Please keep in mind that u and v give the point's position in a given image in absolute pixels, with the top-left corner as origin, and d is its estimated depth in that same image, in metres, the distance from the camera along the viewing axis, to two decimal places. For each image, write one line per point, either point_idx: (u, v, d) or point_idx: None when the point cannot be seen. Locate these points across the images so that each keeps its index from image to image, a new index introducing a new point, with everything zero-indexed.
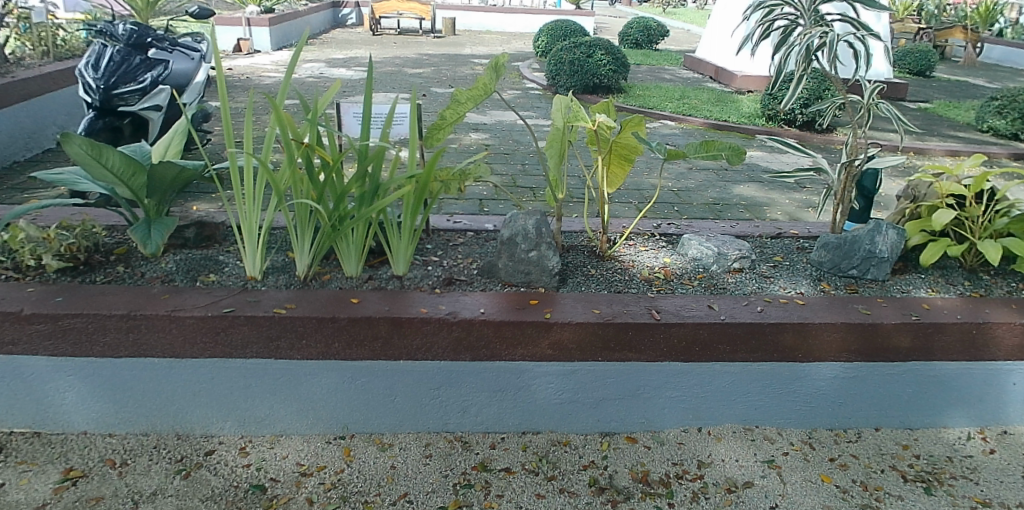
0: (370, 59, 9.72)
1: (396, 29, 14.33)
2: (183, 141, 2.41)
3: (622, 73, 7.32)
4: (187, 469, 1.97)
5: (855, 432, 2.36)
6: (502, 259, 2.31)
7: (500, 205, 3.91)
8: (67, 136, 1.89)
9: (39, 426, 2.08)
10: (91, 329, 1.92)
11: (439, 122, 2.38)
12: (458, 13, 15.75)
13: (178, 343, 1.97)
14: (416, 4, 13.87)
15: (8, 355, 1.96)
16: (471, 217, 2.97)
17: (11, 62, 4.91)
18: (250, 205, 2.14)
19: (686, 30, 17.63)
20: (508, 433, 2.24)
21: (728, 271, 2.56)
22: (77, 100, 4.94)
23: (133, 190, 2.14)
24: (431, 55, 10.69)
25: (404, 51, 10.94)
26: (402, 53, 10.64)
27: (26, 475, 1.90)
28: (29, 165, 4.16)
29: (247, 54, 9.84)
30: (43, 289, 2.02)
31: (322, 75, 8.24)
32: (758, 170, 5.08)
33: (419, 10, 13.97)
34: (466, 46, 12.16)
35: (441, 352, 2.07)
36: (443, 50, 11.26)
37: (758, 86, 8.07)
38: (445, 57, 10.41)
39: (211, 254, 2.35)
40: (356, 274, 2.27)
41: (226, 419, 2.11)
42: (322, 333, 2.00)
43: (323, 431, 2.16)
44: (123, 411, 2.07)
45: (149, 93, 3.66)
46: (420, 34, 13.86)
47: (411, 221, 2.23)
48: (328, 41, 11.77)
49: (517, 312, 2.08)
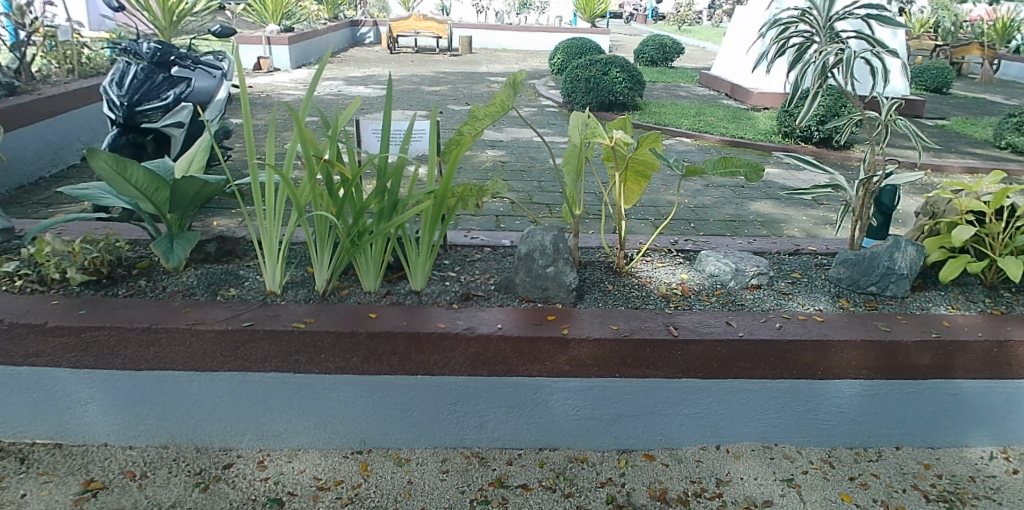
0: (389, 77, 9.83)
1: (413, 47, 14.43)
2: (206, 157, 2.39)
3: (637, 90, 7.33)
4: (206, 482, 1.98)
5: (876, 451, 2.34)
6: (520, 275, 2.31)
7: (517, 221, 3.93)
8: (94, 151, 1.92)
9: (60, 438, 2.09)
10: (113, 343, 1.95)
11: (456, 137, 2.36)
12: (474, 32, 15.87)
13: (199, 357, 1.99)
14: (434, 22, 13.89)
15: (32, 366, 1.99)
16: (488, 233, 2.96)
17: (38, 79, 5.00)
18: (270, 220, 2.13)
19: (701, 48, 17.67)
20: (525, 450, 2.24)
21: (746, 288, 2.56)
22: (101, 116, 5.02)
23: (155, 205, 2.14)
24: (449, 72, 10.77)
25: (422, 69, 11.03)
26: (419, 71, 10.74)
27: (47, 487, 1.92)
28: (54, 181, 4.23)
29: (267, 72, 9.97)
30: (67, 303, 2.03)
31: (341, 93, 8.33)
32: (774, 187, 5.06)
33: (436, 28, 13.97)
34: (483, 64, 12.24)
35: (459, 367, 2.09)
36: (459, 69, 11.34)
37: (774, 103, 8.05)
38: (462, 75, 10.47)
39: (232, 268, 2.34)
40: (375, 290, 2.27)
41: (245, 432, 2.11)
42: (341, 348, 2.02)
43: (340, 446, 2.16)
44: (143, 423, 2.08)
45: (173, 111, 3.62)
46: (437, 52, 14.00)
47: (430, 236, 2.24)
48: (347, 60, 11.87)
49: (534, 328, 2.10)
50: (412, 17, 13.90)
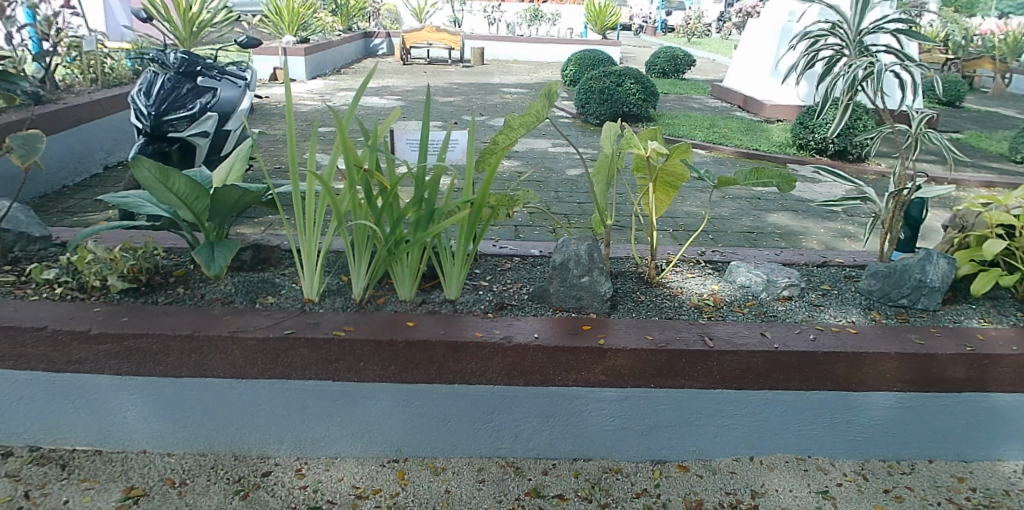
0: (403, 88, 9.90)
1: (426, 58, 14.51)
2: (245, 165, 2.32)
3: (651, 102, 7.37)
4: (245, 490, 1.98)
5: (909, 464, 2.33)
6: (554, 284, 2.32)
7: (536, 232, 3.94)
8: (138, 159, 1.93)
9: (100, 445, 2.10)
10: (156, 350, 1.96)
11: (490, 146, 2.33)
12: (486, 43, 15.98)
13: (240, 364, 2.00)
14: (447, 34, 13.95)
15: (75, 373, 2.00)
16: (516, 242, 2.97)
17: (63, 89, 5.04)
18: (310, 228, 2.13)
19: (711, 60, 17.73)
20: (559, 460, 2.23)
21: (777, 299, 2.56)
22: (124, 125, 5.06)
23: (194, 213, 2.13)
24: (462, 83, 10.84)
25: (436, 81, 11.09)
26: (434, 82, 10.81)
27: (88, 493, 1.92)
28: (79, 189, 4.26)
29: (283, 84, 10.06)
30: (109, 310, 2.05)
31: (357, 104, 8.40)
32: (791, 199, 5.08)
33: (450, 39, 14.07)
34: (495, 75, 12.31)
35: (495, 377, 2.09)
36: (473, 80, 11.40)
37: (787, 115, 8.08)
38: (475, 86, 10.53)
39: (268, 276, 2.34)
40: (410, 298, 2.28)
41: (282, 440, 2.11)
42: (380, 356, 2.03)
43: (377, 454, 2.17)
44: (182, 430, 2.08)
45: (199, 120, 3.63)
46: (450, 64, 14.09)
47: (465, 246, 2.25)
48: (361, 72, 11.95)
49: (570, 337, 2.11)
50: (425, 29, 13.96)
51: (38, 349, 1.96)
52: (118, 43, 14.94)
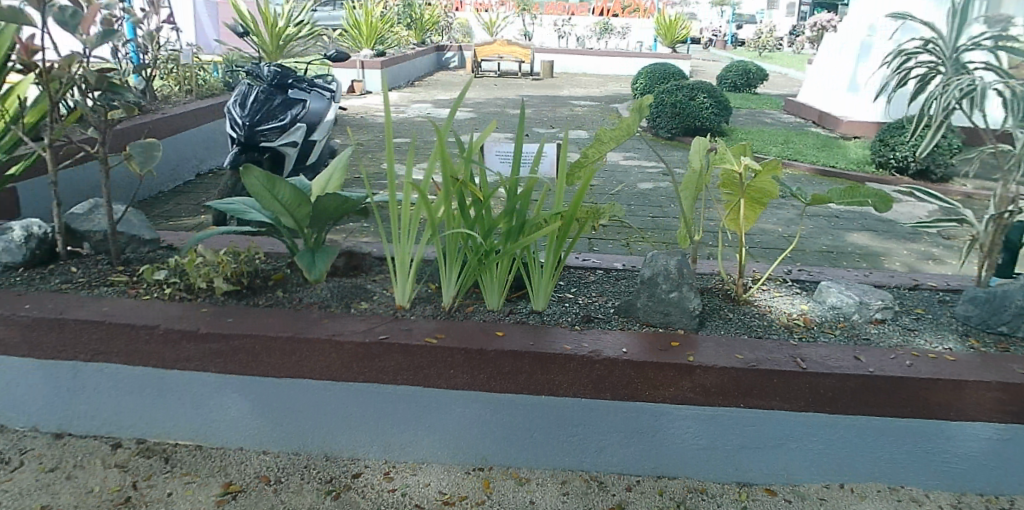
0: (474, 101, 10.07)
1: (496, 71, 14.71)
2: (342, 176, 2.42)
3: (724, 116, 7.27)
4: (336, 490, 2.04)
5: (1011, 501, 2.20)
6: (641, 298, 2.31)
7: (611, 244, 3.92)
8: (247, 167, 2.04)
9: (201, 440, 2.19)
10: (258, 350, 2.04)
11: (581, 159, 2.37)
12: (555, 57, 16.11)
13: (335, 367, 2.06)
14: (517, 47, 14.07)
15: (182, 370, 2.10)
16: (599, 255, 2.97)
17: (161, 99, 5.35)
18: (404, 237, 2.18)
19: (783, 74, 17.31)
20: (643, 476, 2.21)
21: (869, 322, 2.48)
22: (216, 134, 5.32)
23: (296, 221, 2.22)
24: (532, 96, 10.94)
25: (506, 93, 11.23)
26: (504, 95, 10.95)
27: (190, 487, 2.01)
28: (174, 195, 4.49)
29: (360, 96, 10.39)
30: (215, 311, 2.15)
31: (431, 116, 8.59)
32: (873, 218, 4.90)
33: (520, 53, 14.23)
34: (564, 88, 12.37)
35: (582, 390, 2.09)
36: (543, 93, 11.50)
37: (863, 132, 7.83)
38: (545, 99, 10.60)
39: (359, 282, 2.41)
40: (498, 308, 2.30)
41: (371, 443, 2.16)
42: (469, 365, 2.05)
43: (461, 462, 2.19)
44: (277, 430, 2.16)
45: (289, 131, 3.79)
46: (519, 77, 14.24)
47: (553, 258, 2.26)
48: (433, 84, 12.23)
49: (658, 353, 2.08)
50: (496, 42, 14.14)
51: (151, 346, 2.07)
52: (210, 55, 15.80)
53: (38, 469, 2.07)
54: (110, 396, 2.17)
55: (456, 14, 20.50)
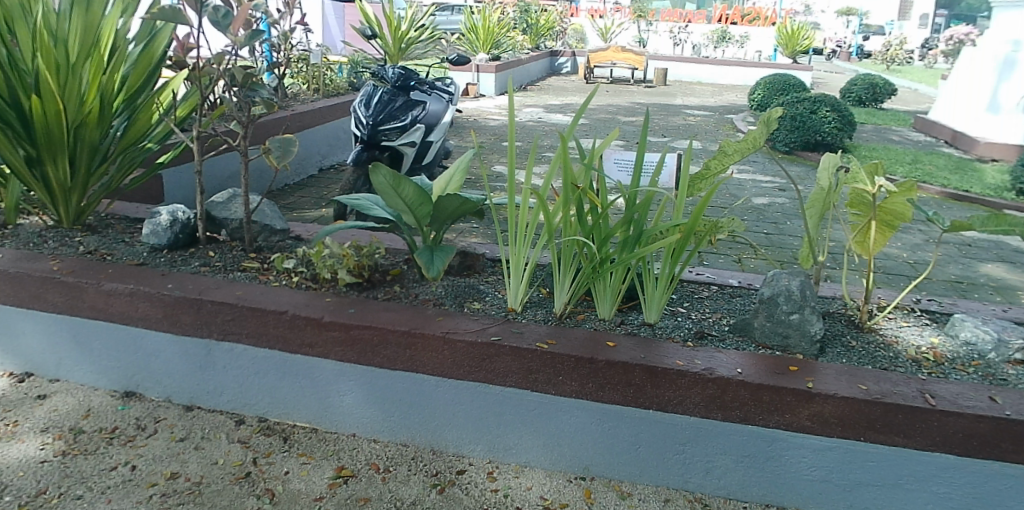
0: (585, 106, 10.08)
1: (607, 77, 14.66)
2: (463, 177, 2.47)
3: (847, 132, 6.90)
4: (442, 484, 2.08)
5: None
6: (759, 318, 2.23)
7: (722, 260, 3.81)
8: (376, 166, 2.12)
9: (317, 423, 2.31)
10: (376, 342, 2.12)
11: (704, 171, 2.35)
12: (668, 64, 15.90)
13: (448, 364, 2.11)
14: (630, 54, 13.95)
15: (305, 355, 2.22)
16: (713, 270, 2.89)
17: (292, 96, 5.70)
18: (521, 240, 2.22)
19: (912, 89, 16.20)
20: (750, 503, 2.13)
21: (1009, 361, 2.25)
22: (338, 132, 5.60)
23: (417, 218, 2.29)
24: (643, 103, 10.82)
25: (616, 100, 11.18)
26: (614, 101, 10.90)
27: (306, 467, 2.11)
28: (298, 187, 4.77)
29: (473, 98, 10.65)
30: (338, 301, 2.26)
31: (541, 120, 8.69)
32: (1013, 249, 4.50)
33: (633, 59, 14.10)
34: (675, 97, 12.15)
35: (692, 408, 2.03)
36: (654, 100, 11.35)
37: (1004, 155, 7.18)
38: (656, 107, 10.47)
39: (473, 282, 2.47)
40: (609, 317, 2.29)
41: (476, 442, 2.20)
42: (579, 373, 2.05)
43: (564, 469, 2.19)
44: (388, 420, 2.23)
45: (409, 131, 3.93)
46: (631, 83, 14.13)
47: (669, 271, 2.22)
48: (544, 89, 12.36)
49: (775, 377, 2.00)
50: (610, 49, 14.09)
51: (278, 330, 2.20)
52: (337, 55, 16.72)
53: (171, 438, 2.24)
54: (237, 374, 2.32)
55: (571, 19, 20.61)
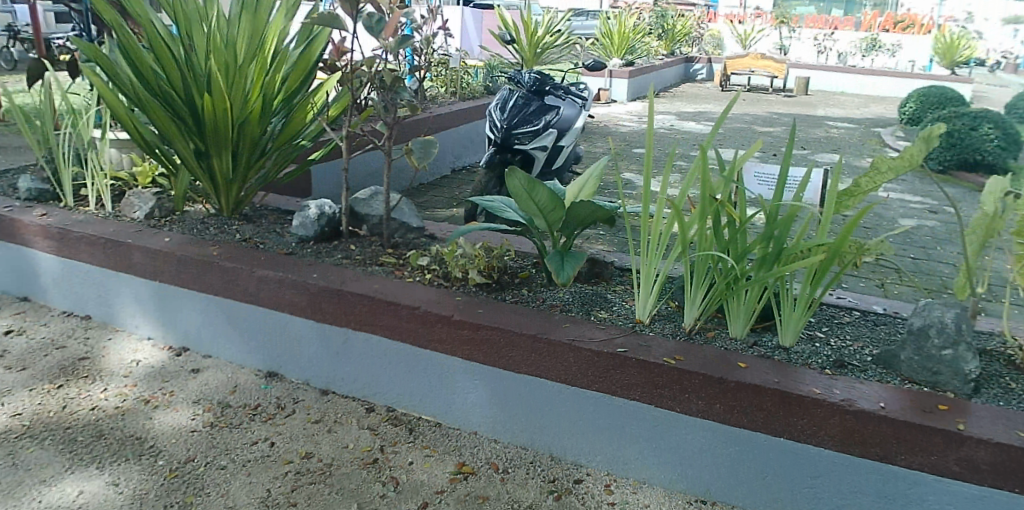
0: (720, 115, 9.80)
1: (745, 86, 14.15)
2: (597, 184, 2.47)
3: (1013, 152, 6.25)
4: (559, 492, 2.08)
5: None
6: (907, 351, 2.05)
7: (864, 284, 3.55)
8: (513, 171, 2.14)
9: (441, 418, 2.38)
10: (501, 343, 2.16)
11: (852, 188, 2.20)
12: (812, 73, 15.17)
13: (572, 372, 2.10)
14: (770, 61, 13.41)
15: (433, 351, 2.29)
16: (856, 295, 2.72)
17: (430, 99, 5.96)
18: (652, 251, 2.17)
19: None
20: None
21: None
22: (472, 134, 5.76)
23: (548, 223, 2.31)
24: (782, 114, 10.35)
25: (753, 109, 10.77)
26: (750, 111, 10.51)
27: (428, 460, 2.18)
28: (431, 187, 4.95)
29: (605, 103, 10.65)
30: (467, 300, 2.31)
31: (673, 127, 8.53)
32: None
33: (774, 67, 13.51)
34: (817, 108, 11.52)
35: (827, 441, 1.89)
36: (793, 110, 10.82)
37: None
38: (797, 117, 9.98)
39: (601, 291, 2.46)
40: (741, 337, 2.19)
41: (596, 452, 2.18)
42: (707, 392, 1.97)
43: (684, 491, 2.12)
44: (509, 422, 2.26)
45: (541, 136, 3.95)
46: (769, 93, 13.56)
47: (811, 293, 2.10)
48: (678, 96, 12.14)
49: (922, 415, 1.80)
50: (750, 56, 13.59)
51: (409, 324, 2.29)
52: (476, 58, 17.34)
53: (307, 419, 2.38)
54: (369, 364, 2.44)
55: (708, 25, 20.10)
